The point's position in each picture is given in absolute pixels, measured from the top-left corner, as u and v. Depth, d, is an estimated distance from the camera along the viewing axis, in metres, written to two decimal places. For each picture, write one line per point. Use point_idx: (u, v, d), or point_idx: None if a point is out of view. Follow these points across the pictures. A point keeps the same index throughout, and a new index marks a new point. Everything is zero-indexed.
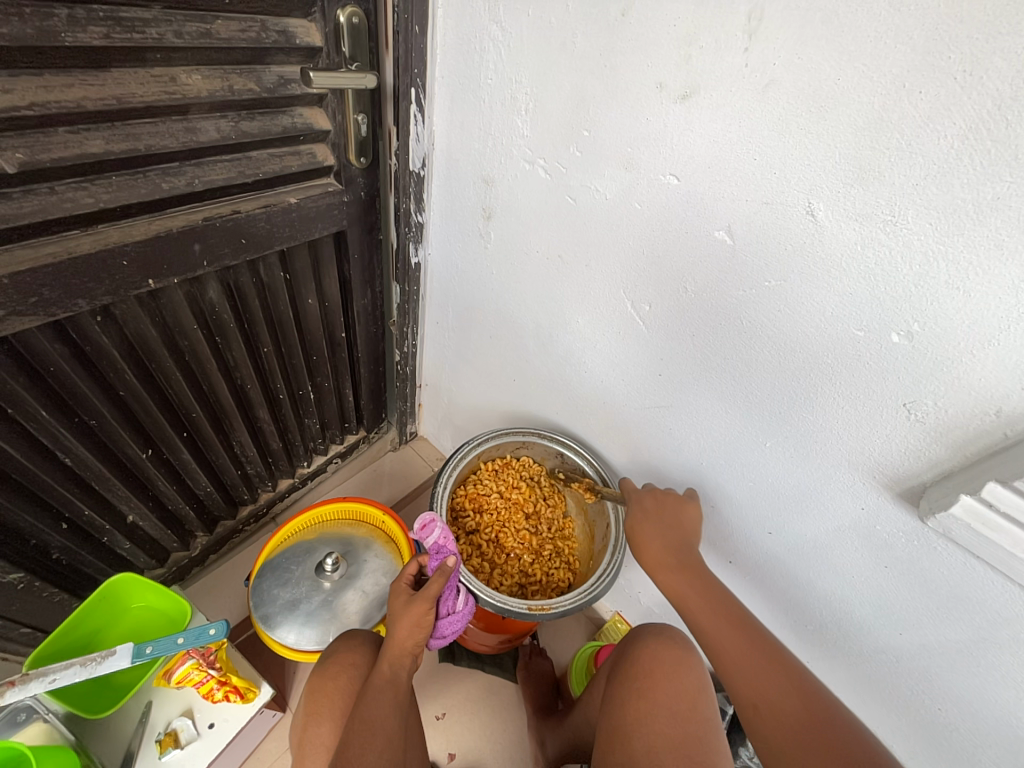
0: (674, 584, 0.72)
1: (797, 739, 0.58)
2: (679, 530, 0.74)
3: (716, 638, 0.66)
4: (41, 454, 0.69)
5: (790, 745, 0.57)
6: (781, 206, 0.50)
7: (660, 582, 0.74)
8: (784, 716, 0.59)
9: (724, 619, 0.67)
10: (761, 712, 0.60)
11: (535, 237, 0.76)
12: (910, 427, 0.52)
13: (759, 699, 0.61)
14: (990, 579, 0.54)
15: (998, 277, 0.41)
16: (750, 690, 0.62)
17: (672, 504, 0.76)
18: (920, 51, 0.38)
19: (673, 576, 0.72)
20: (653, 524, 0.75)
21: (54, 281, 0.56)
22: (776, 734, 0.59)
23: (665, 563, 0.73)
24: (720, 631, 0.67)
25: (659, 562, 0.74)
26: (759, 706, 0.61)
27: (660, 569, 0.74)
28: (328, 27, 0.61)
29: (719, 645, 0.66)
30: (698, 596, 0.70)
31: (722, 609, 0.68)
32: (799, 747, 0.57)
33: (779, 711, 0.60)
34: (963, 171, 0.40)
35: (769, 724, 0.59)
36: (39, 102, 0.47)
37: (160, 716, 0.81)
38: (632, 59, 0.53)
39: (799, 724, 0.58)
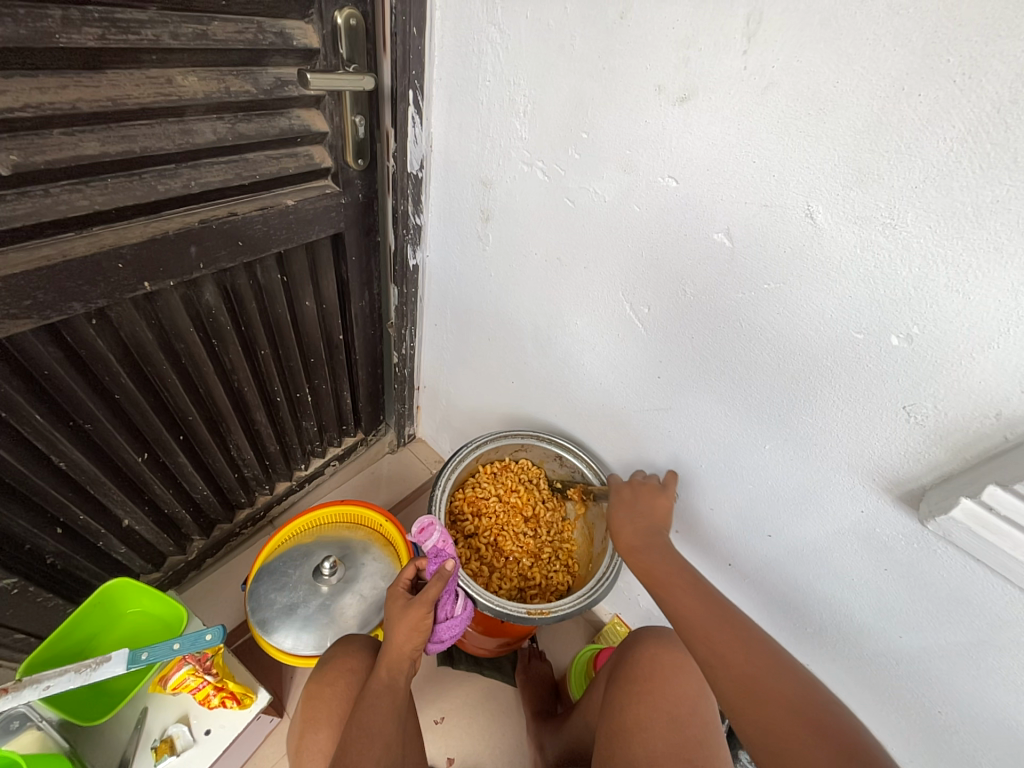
0: (643, 563, 0.75)
1: (743, 687, 0.60)
2: (653, 520, 0.78)
3: (680, 605, 0.69)
4: (36, 458, 0.69)
5: (742, 695, 0.59)
6: (781, 208, 0.50)
7: (632, 563, 0.76)
8: (738, 669, 0.61)
9: (686, 590, 0.70)
10: (717, 666, 0.62)
11: (534, 239, 0.76)
12: (910, 430, 0.52)
13: (714, 655, 0.63)
14: (990, 581, 0.54)
15: (998, 280, 0.41)
16: (706, 647, 0.64)
17: (649, 495, 0.79)
18: (919, 54, 0.38)
19: (642, 556, 0.76)
20: (628, 514, 0.79)
21: (48, 283, 0.56)
22: (729, 686, 0.61)
23: (637, 545, 0.77)
24: (681, 599, 0.69)
25: (630, 544, 0.77)
26: (713, 662, 0.63)
27: (632, 550, 0.77)
28: (325, 28, 0.61)
29: (680, 610, 0.68)
30: (664, 572, 0.73)
31: (685, 581, 0.71)
32: (750, 696, 0.59)
33: (733, 666, 0.62)
34: (962, 174, 0.40)
35: (725, 678, 0.61)
36: (34, 104, 0.47)
37: (156, 722, 0.80)
38: (631, 61, 0.53)
39: (750, 676, 0.60)
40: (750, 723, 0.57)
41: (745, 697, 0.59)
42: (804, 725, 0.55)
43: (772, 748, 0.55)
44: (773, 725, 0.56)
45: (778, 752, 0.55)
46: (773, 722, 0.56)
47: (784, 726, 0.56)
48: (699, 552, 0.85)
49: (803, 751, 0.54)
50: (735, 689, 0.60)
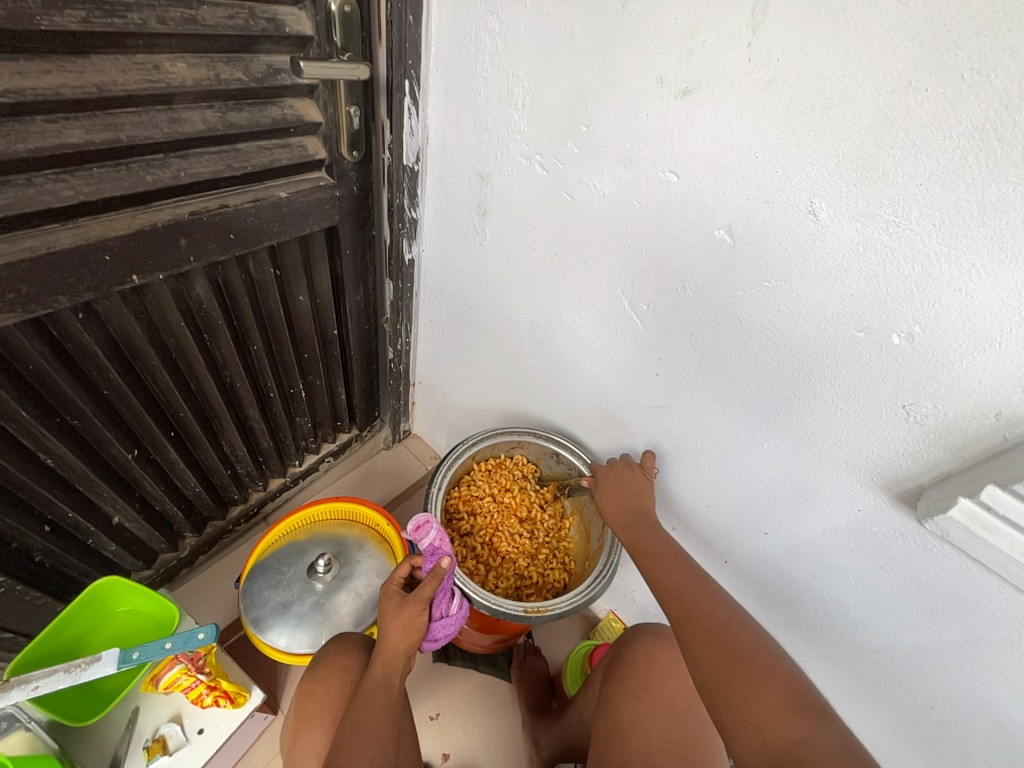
0: (633, 538, 0.75)
1: (704, 638, 0.61)
2: (637, 499, 0.77)
3: (658, 572, 0.70)
4: (22, 455, 0.67)
5: (704, 647, 0.61)
6: (784, 205, 0.49)
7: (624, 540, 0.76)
8: (704, 625, 0.62)
9: (665, 558, 0.71)
10: (685, 622, 0.64)
11: (531, 234, 0.75)
12: (909, 429, 0.52)
13: (684, 613, 0.64)
14: (986, 580, 0.54)
15: (1001, 279, 0.41)
16: (679, 606, 0.65)
17: (632, 475, 0.79)
18: (927, 48, 0.37)
19: (629, 530, 0.76)
20: (613, 494, 0.79)
21: (32, 276, 0.54)
22: (695, 639, 0.62)
23: (622, 521, 0.77)
24: (660, 566, 0.70)
25: (616, 520, 0.78)
26: (682, 620, 0.64)
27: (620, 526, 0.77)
28: (318, 15, 0.59)
29: (658, 575, 0.70)
30: (650, 543, 0.74)
31: (666, 552, 0.72)
32: (712, 648, 0.60)
33: (699, 622, 0.63)
34: (966, 172, 0.39)
35: (692, 631, 0.62)
36: (14, 89, 0.45)
37: (148, 721, 0.79)
38: (632, 53, 0.52)
39: (716, 630, 0.62)
40: (707, 672, 0.59)
41: (708, 649, 0.60)
42: (758, 675, 0.57)
43: (727, 694, 0.57)
44: (730, 673, 0.58)
45: (733, 698, 0.57)
46: (731, 671, 0.58)
47: (740, 674, 0.58)
48: (695, 550, 0.85)
49: (755, 697, 0.56)
50: (699, 642, 0.61)
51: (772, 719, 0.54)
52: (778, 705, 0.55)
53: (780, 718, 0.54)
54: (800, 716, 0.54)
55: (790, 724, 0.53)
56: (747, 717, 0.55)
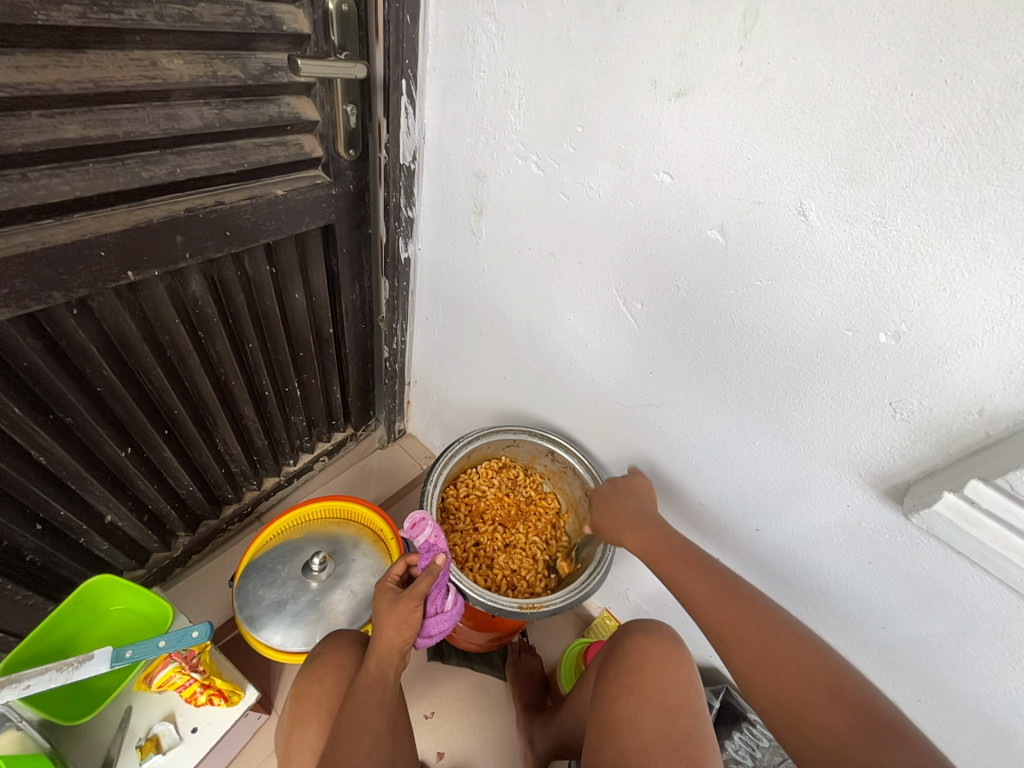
0: (640, 540, 0.75)
1: (756, 655, 0.61)
2: (637, 499, 0.79)
3: (683, 581, 0.69)
4: (14, 453, 0.67)
5: (757, 665, 0.61)
6: (774, 206, 0.50)
7: (632, 542, 0.76)
8: (749, 641, 0.62)
9: (687, 560, 0.70)
10: (729, 638, 0.63)
11: (526, 234, 0.76)
12: (896, 426, 0.53)
13: (727, 628, 0.63)
14: (970, 573, 0.55)
15: (983, 279, 0.42)
16: (716, 617, 0.65)
17: (626, 480, 0.82)
18: (912, 54, 0.39)
19: (633, 535, 0.76)
20: (617, 501, 0.80)
21: (26, 272, 0.54)
22: (744, 657, 0.62)
23: (630, 524, 0.77)
24: (685, 576, 0.69)
25: (621, 524, 0.78)
26: (724, 633, 0.64)
27: (627, 530, 0.77)
28: (316, 14, 0.59)
29: (684, 586, 0.68)
30: (661, 542, 0.73)
31: (681, 549, 0.72)
32: (763, 668, 0.60)
33: (744, 640, 0.62)
34: (951, 174, 0.40)
35: (736, 649, 0.62)
36: (10, 84, 0.45)
37: (141, 721, 0.79)
38: (627, 55, 0.53)
39: (766, 647, 0.61)
40: (763, 692, 0.60)
41: (762, 667, 0.60)
42: (822, 697, 0.57)
43: (785, 715, 0.58)
44: (790, 695, 0.58)
45: (796, 723, 0.57)
46: (790, 693, 0.58)
47: (804, 696, 0.58)
48: None
49: (825, 721, 0.56)
50: (748, 660, 0.61)
51: (849, 742, 0.54)
52: (850, 727, 0.55)
53: (854, 742, 0.54)
54: (875, 737, 0.53)
55: (863, 747, 0.53)
56: (813, 740, 0.55)
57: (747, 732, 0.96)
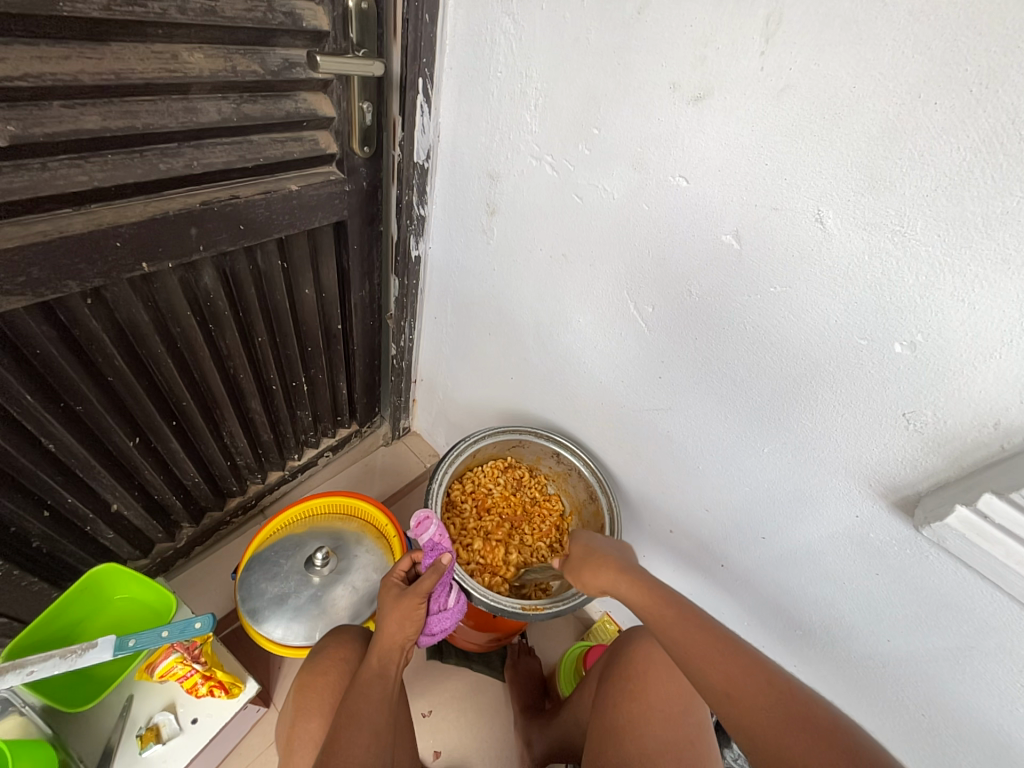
0: (636, 589, 0.70)
1: (764, 715, 0.55)
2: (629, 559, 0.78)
3: (678, 633, 0.63)
4: (24, 438, 0.67)
5: (770, 732, 0.54)
6: (790, 212, 0.50)
7: (630, 586, 0.71)
8: (754, 700, 0.56)
9: (679, 609, 0.65)
10: (736, 697, 0.56)
11: (538, 234, 0.76)
12: (908, 437, 0.53)
13: (734, 687, 0.57)
14: (979, 587, 0.55)
15: (1003, 290, 0.42)
16: (719, 672, 0.58)
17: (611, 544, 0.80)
18: (938, 63, 0.38)
19: (629, 581, 0.71)
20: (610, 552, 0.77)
21: (43, 260, 0.54)
22: (751, 720, 0.55)
23: (627, 570, 0.73)
24: (679, 628, 0.63)
25: (617, 570, 0.73)
26: (731, 693, 0.57)
27: (624, 574, 0.72)
28: (336, 11, 0.60)
29: (677, 639, 0.63)
30: (656, 591, 0.68)
31: (671, 597, 0.67)
32: (775, 731, 0.53)
33: (750, 699, 0.56)
34: (974, 184, 0.40)
35: (744, 710, 0.56)
36: (34, 74, 0.45)
37: (141, 709, 0.80)
38: (646, 58, 0.53)
39: (772, 706, 0.55)
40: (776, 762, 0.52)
41: (771, 729, 0.54)
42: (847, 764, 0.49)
43: None
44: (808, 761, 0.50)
45: None
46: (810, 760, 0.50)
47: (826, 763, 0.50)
48: (693, 553, 0.85)
49: None
50: (757, 722, 0.54)
51: None
52: None
53: None
54: None
55: None
56: None
57: None
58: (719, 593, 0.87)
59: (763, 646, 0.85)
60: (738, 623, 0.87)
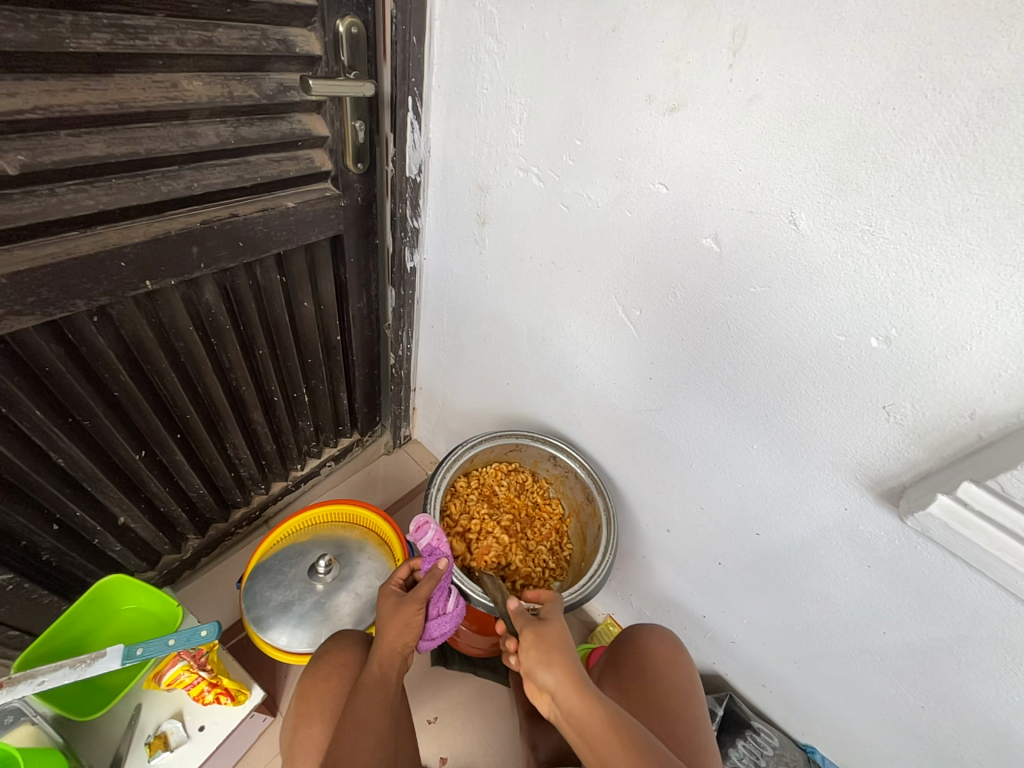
0: (588, 711, 0.60)
1: None
2: (566, 643, 0.67)
3: None
4: (34, 454, 0.70)
5: None
6: (766, 215, 0.52)
7: (586, 708, 0.61)
8: None
9: (627, 739, 0.59)
10: None
11: (529, 243, 0.78)
12: (890, 429, 0.54)
13: None
14: (968, 576, 0.56)
15: (967, 284, 0.43)
16: None
17: (546, 628, 0.68)
18: (893, 71, 0.40)
19: (583, 700, 0.61)
20: (553, 650, 0.65)
21: (52, 281, 0.57)
22: None
23: (580, 684, 0.63)
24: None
25: (568, 684, 0.62)
26: None
27: (579, 689, 0.62)
28: (327, 36, 0.62)
29: None
30: (608, 713, 0.60)
31: (623, 726, 0.60)
32: None
33: None
34: (933, 183, 0.42)
35: None
36: (43, 106, 0.48)
37: (149, 718, 0.81)
38: (622, 72, 0.55)
39: None
40: None
41: None
42: None
43: None
44: None
45: None
46: None
47: None
48: (690, 552, 0.87)
49: None
50: None
51: None
52: None
53: None
54: None
55: None
56: None
57: (751, 739, 0.92)
58: (718, 593, 0.87)
59: (764, 644, 0.86)
60: (737, 622, 0.87)
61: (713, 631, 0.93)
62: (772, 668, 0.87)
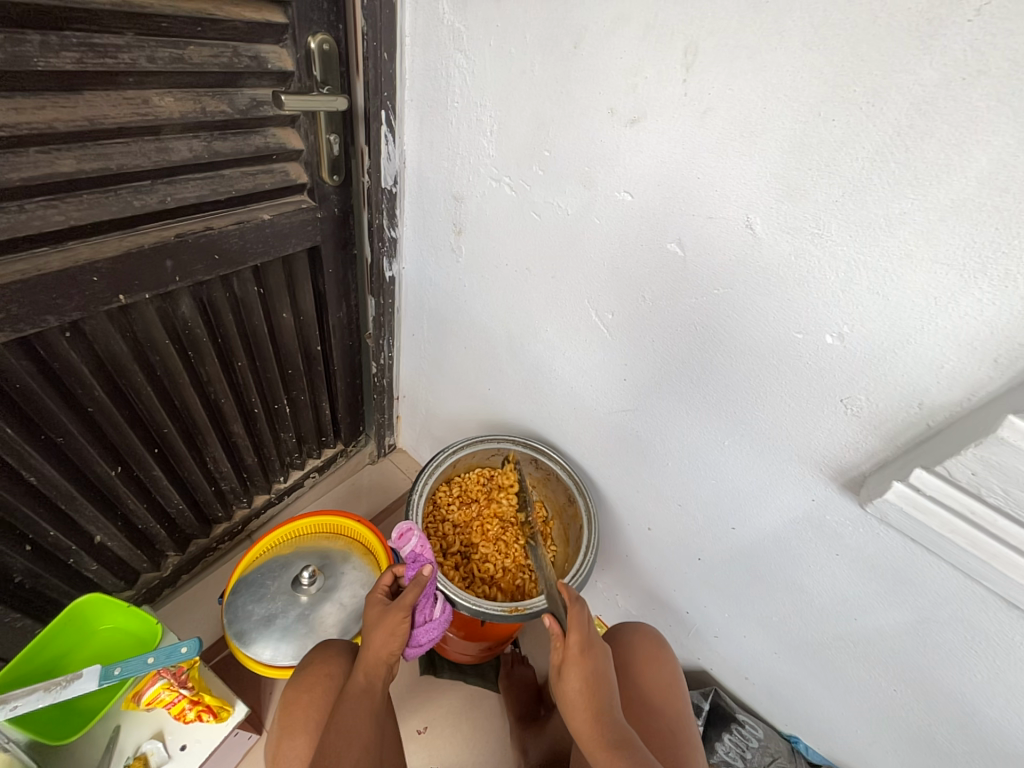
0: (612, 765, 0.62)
1: None
2: (598, 690, 0.67)
3: None
4: (6, 474, 0.69)
5: None
6: (724, 220, 0.55)
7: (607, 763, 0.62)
8: None
9: None
10: None
11: (503, 251, 0.80)
12: (848, 422, 0.57)
13: None
14: (928, 560, 0.59)
15: (909, 282, 0.46)
16: None
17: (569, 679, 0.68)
18: (833, 84, 0.43)
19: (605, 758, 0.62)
20: (579, 711, 0.66)
21: (22, 297, 0.57)
22: None
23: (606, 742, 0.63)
24: None
25: (592, 742, 0.64)
26: None
27: (602, 747, 0.63)
28: (299, 52, 0.64)
29: None
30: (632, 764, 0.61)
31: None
32: None
33: None
34: (873, 189, 0.45)
35: None
36: (10, 124, 0.48)
37: (129, 740, 0.79)
38: (586, 87, 0.58)
39: None
40: None
41: None
42: None
43: None
44: None
45: None
46: None
47: None
48: (670, 548, 0.88)
49: None
50: None
51: None
52: None
53: None
54: None
55: None
56: None
57: (736, 733, 0.95)
58: (698, 588, 0.89)
59: (744, 637, 0.88)
60: (718, 616, 0.89)
61: (695, 627, 0.95)
62: (753, 660, 0.89)
